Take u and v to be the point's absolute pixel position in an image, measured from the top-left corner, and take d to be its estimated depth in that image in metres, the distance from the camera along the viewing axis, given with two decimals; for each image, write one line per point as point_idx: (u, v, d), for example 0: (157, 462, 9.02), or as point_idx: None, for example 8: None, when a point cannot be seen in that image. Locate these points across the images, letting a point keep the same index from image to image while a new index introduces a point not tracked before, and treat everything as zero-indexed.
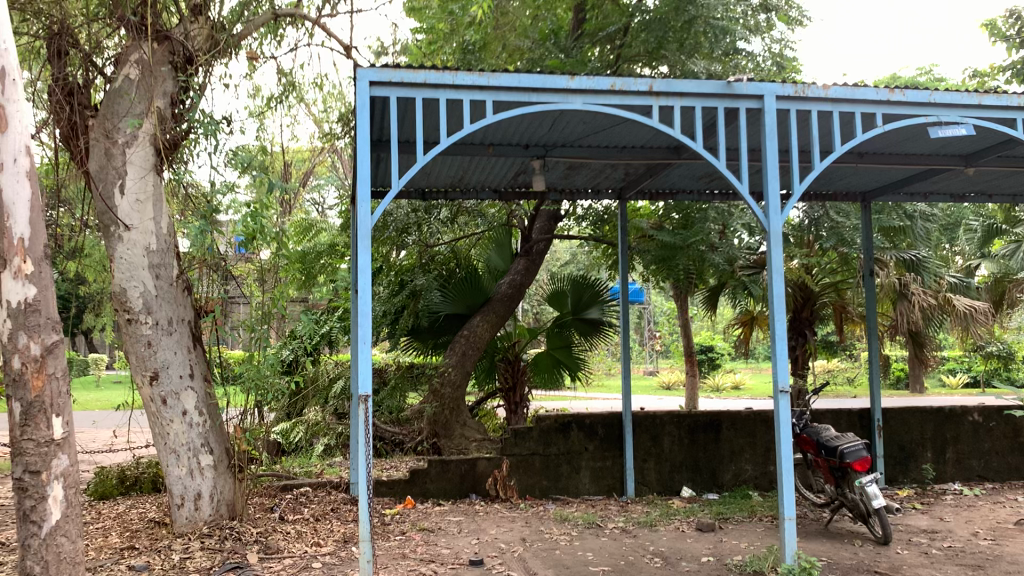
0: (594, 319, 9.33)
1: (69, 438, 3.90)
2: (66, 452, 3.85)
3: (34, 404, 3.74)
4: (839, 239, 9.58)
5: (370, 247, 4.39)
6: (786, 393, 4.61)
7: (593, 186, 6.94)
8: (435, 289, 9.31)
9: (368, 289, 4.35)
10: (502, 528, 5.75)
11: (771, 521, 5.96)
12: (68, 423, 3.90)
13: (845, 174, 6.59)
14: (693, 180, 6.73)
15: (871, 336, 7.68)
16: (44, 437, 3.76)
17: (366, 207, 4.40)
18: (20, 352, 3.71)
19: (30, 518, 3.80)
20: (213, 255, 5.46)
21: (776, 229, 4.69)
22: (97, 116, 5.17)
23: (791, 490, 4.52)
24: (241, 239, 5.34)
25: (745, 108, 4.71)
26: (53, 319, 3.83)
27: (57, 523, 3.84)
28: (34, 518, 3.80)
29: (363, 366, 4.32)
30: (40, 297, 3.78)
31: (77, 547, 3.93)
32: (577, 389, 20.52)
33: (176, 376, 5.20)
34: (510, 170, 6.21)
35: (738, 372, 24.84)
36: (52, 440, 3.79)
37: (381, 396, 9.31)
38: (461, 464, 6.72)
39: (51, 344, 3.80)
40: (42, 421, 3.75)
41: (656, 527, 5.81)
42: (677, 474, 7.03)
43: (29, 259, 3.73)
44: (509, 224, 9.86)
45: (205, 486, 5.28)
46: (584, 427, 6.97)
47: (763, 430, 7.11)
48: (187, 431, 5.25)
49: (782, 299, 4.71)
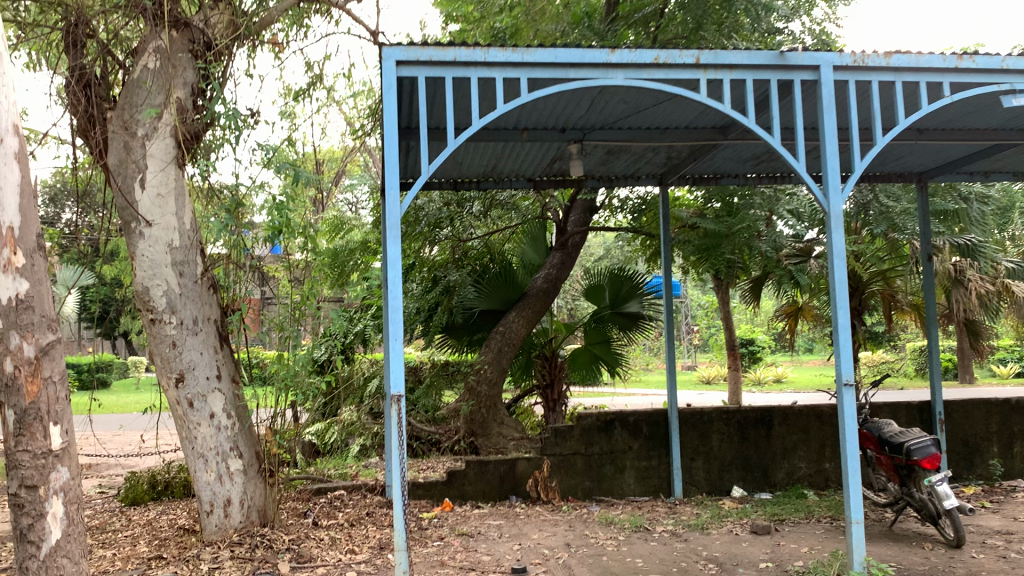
0: (633, 313, 9.02)
1: (69, 448, 3.70)
2: (65, 463, 3.65)
3: (28, 411, 3.53)
4: (890, 224, 9.15)
5: (400, 239, 4.13)
6: (850, 387, 4.27)
7: (633, 173, 6.63)
8: (470, 285, 9.12)
9: (399, 282, 4.09)
10: (544, 533, 5.47)
11: (831, 523, 5.61)
12: (68, 431, 3.69)
13: (901, 153, 6.21)
14: (740, 162, 6.40)
15: (930, 325, 7.26)
16: (41, 448, 3.56)
17: (395, 196, 4.14)
18: (13, 355, 3.51)
19: (28, 538, 3.60)
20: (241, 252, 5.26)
21: (837, 210, 4.35)
22: (115, 108, 4.97)
23: (859, 491, 4.20)
24: (274, 240, 5.20)
25: (800, 80, 4.37)
26: (48, 318, 3.63)
27: (58, 541, 3.63)
28: (33, 536, 3.60)
29: (396, 363, 4.06)
30: (33, 294, 3.58)
31: (82, 566, 3.72)
32: (615, 385, 20.18)
33: (203, 378, 4.99)
34: (546, 156, 5.92)
35: (780, 365, 24.29)
36: (49, 451, 3.58)
37: (417, 395, 9.09)
38: (500, 465, 6.45)
39: (46, 345, 3.60)
40: (39, 430, 3.55)
41: (708, 531, 5.49)
42: (727, 473, 6.70)
43: (20, 251, 3.53)
44: (543, 217, 9.62)
45: (235, 491, 5.06)
46: (627, 425, 6.66)
47: (817, 426, 6.75)
48: (215, 435, 5.03)
49: (844, 284, 4.36)
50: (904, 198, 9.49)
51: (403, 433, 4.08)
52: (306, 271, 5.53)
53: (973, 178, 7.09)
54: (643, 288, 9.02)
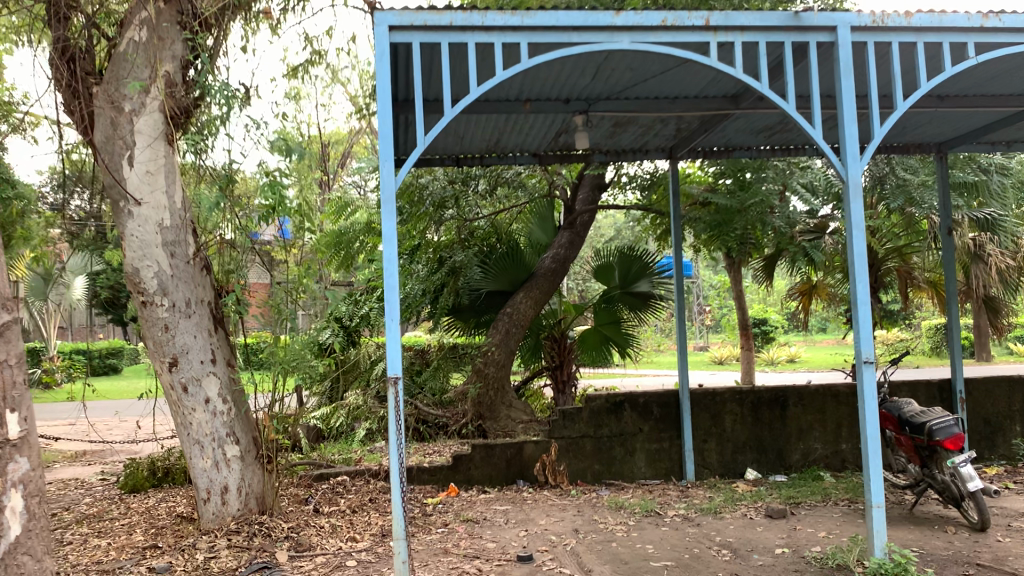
0: (643, 293, 8.78)
1: (30, 437, 3.34)
2: (24, 453, 3.29)
3: None
4: (907, 198, 8.90)
5: (395, 214, 3.93)
6: (870, 364, 4.07)
7: (641, 147, 6.41)
8: (475, 265, 8.93)
9: (395, 259, 3.89)
10: (552, 518, 5.30)
11: (849, 506, 5.41)
12: (28, 419, 3.34)
13: (921, 121, 5.96)
14: (752, 134, 6.17)
15: (950, 301, 7.03)
16: None
17: (390, 168, 3.93)
18: None
19: None
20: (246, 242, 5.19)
21: (856, 179, 4.13)
22: (101, 83, 4.79)
23: (880, 473, 4.00)
24: (283, 224, 5.14)
25: (815, 42, 4.14)
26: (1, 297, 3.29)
27: (17, 538, 3.28)
28: None
29: (391, 344, 3.87)
30: None
31: (45, 565, 3.36)
32: (626, 367, 20.01)
33: (197, 361, 4.83)
34: (550, 129, 5.71)
35: (794, 345, 24.03)
36: (6, 441, 3.23)
37: (424, 378, 8.94)
38: (507, 449, 6.29)
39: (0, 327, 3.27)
40: None
41: (721, 515, 5.31)
42: (741, 455, 6.51)
43: None
44: (550, 196, 9.43)
45: (232, 479, 4.92)
46: (637, 407, 6.48)
47: (833, 406, 6.55)
48: (210, 421, 4.87)
49: (863, 257, 4.14)
50: (921, 171, 9.22)
51: (401, 417, 3.90)
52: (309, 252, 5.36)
53: (994, 148, 6.82)
54: (653, 266, 8.79)
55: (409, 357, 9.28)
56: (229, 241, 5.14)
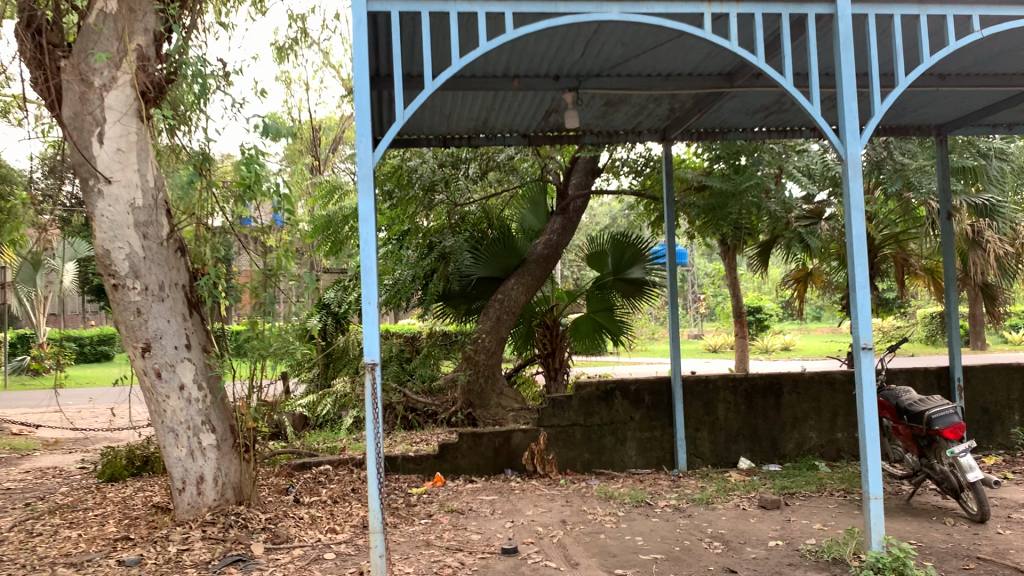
0: (637, 279, 8.59)
1: None
2: None
3: None
4: (905, 182, 8.74)
5: (373, 193, 3.75)
6: (869, 350, 3.91)
7: (633, 128, 6.23)
8: (466, 251, 8.72)
9: (371, 240, 3.71)
10: (539, 509, 5.15)
11: (845, 497, 5.27)
12: None
13: (921, 101, 5.80)
14: (748, 114, 6.00)
15: (949, 288, 6.86)
16: None
17: (367, 143, 3.73)
18: None
19: None
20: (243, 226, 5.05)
21: (855, 158, 3.96)
22: (70, 57, 4.58)
23: (877, 464, 3.86)
24: (276, 211, 4.95)
25: (814, 15, 3.96)
26: None
27: None
28: None
29: (367, 328, 3.68)
30: None
31: None
32: (619, 355, 19.88)
33: (171, 347, 4.65)
34: (538, 107, 5.52)
35: (789, 334, 23.90)
36: None
37: (413, 365, 8.80)
38: (495, 437, 6.13)
39: None
40: None
41: (713, 505, 5.17)
42: (734, 444, 6.36)
43: None
44: (543, 181, 9.19)
45: (208, 468, 4.76)
46: (628, 395, 6.32)
47: (829, 395, 6.40)
48: (185, 409, 4.71)
49: (862, 239, 3.98)
50: (919, 156, 9.07)
51: (379, 405, 3.73)
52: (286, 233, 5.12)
53: (996, 130, 6.64)
54: (648, 253, 8.62)
55: (398, 344, 9.12)
56: (219, 228, 5.03)
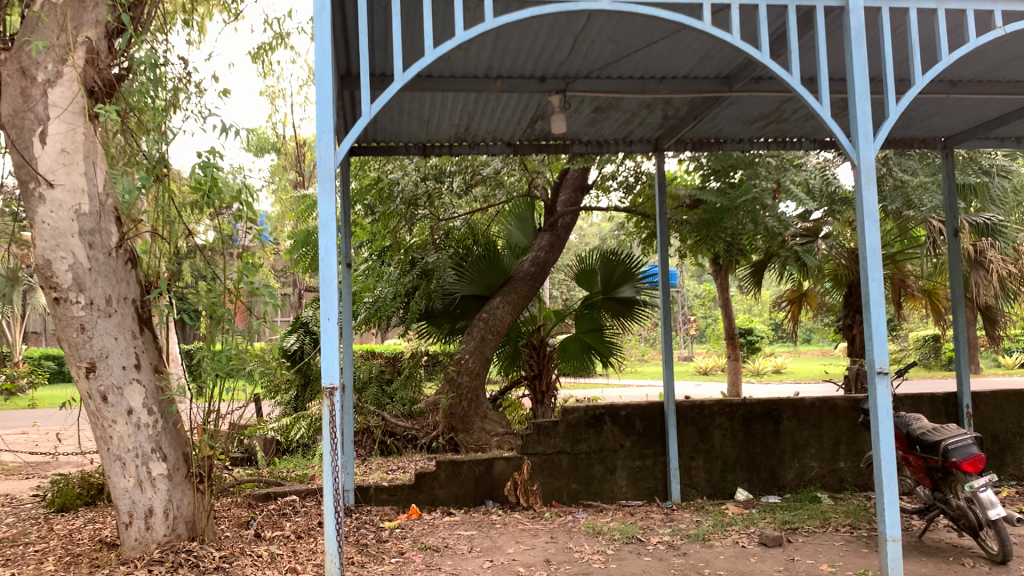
0: (627, 299, 8.26)
1: None
2: None
3: None
4: (905, 199, 8.46)
5: (336, 195, 3.35)
6: (885, 375, 3.55)
7: (624, 137, 5.90)
8: (450, 268, 8.35)
9: (333, 247, 3.31)
10: (521, 546, 4.74)
11: (851, 533, 4.89)
12: None
13: (929, 110, 5.48)
14: (745, 123, 5.68)
15: (956, 308, 6.49)
16: None
17: (329, 140, 3.35)
18: None
19: None
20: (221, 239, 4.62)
21: (867, 164, 3.62)
22: (11, 51, 4.20)
23: (894, 500, 3.49)
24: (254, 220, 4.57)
25: (823, 7, 3.63)
26: None
27: None
28: None
29: (326, 346, 3.29)
30: None
31: None
32: (608, 377, 19.46)
33: (118, 367, 4.25)
34: (524, 112, 5.17)
35: (780, 356, 23.52)
36: None
37: (394, 387, 8.40)
38: (475, 466, 5.73)
39: None
40: None
41: (710, 542, 4.77)
42: (730, 473, 5.98)
43: None
44: (530, 196, 8.83)
45: (158, 501, 4.33)
46: (618, 420, 5.93)
47: (831, 422, 6.02)
48: (133, 435, 4.29)
49: (875, 252, 3.62)
50: (919, 172, 8.80)
51: (340, 434, 3.33)
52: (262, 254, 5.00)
53: (1004, 143, 6.33)
54: (638, 271, 8.27)
55: (378, 365, 8.68)
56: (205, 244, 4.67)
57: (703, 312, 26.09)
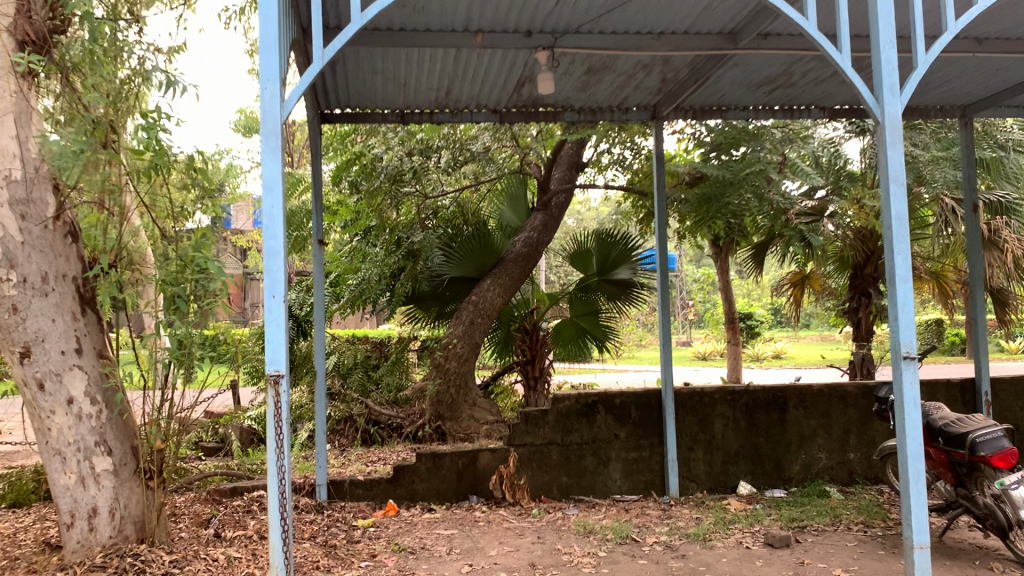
0: (623, 281, 7.83)
1: None
2: None
3: None
4: (916, 175, 8.03)
5: (281, 154, 2.93)
6: (914, 360, 3.13)
7: (620, 104, 5.47)
8: (437, 248, 7.91)
9: (277, 214, 2.88)
10: (505, 548, 4.34)
11: (865, 533, 4.49)
12: None
13: (951, 73, 5.06)
14: (750, 87, 5.25)
15: (974, 289, 6.06)
16: None
17: (275, 90, 2.91)
18: None
19: None
20: (173, 215, 4.16)
21: (893, 119, 3.20)
22: None
23: (922, 504, 3.09)
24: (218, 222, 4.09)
25: None
26: None
27: None
28: None
29: (272, 329, 2.85)
30: None
31: None
32: (606, 364, 19.05)
33: (56, 353, 3.82)
34: (509, 73, 4.75)
35: (780, 342, 23.10)
36: None
37: (380, 372, 7.99)
38: (458, 458, 5.33)
39: None
40: None
41: (711, 543, 4.37)
42: (732, 466, 5.58)
43: None
44: (522, 173, 8.42)
45: (103, 500, 3.93)
46: (612, 409, 5.52)
47: (839, 410, 5.62)
48: (74, 427, 3.86)
49: (901, 219, 3.21)
50: (931, 147, 8.38)
51: (285, 430, 2.93)
52: (220, 231, 4.63)
53: None
54: (637, 252, 7.84)
55: (364, 350, 8.20)
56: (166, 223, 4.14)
57: (702, 297, 25.66)
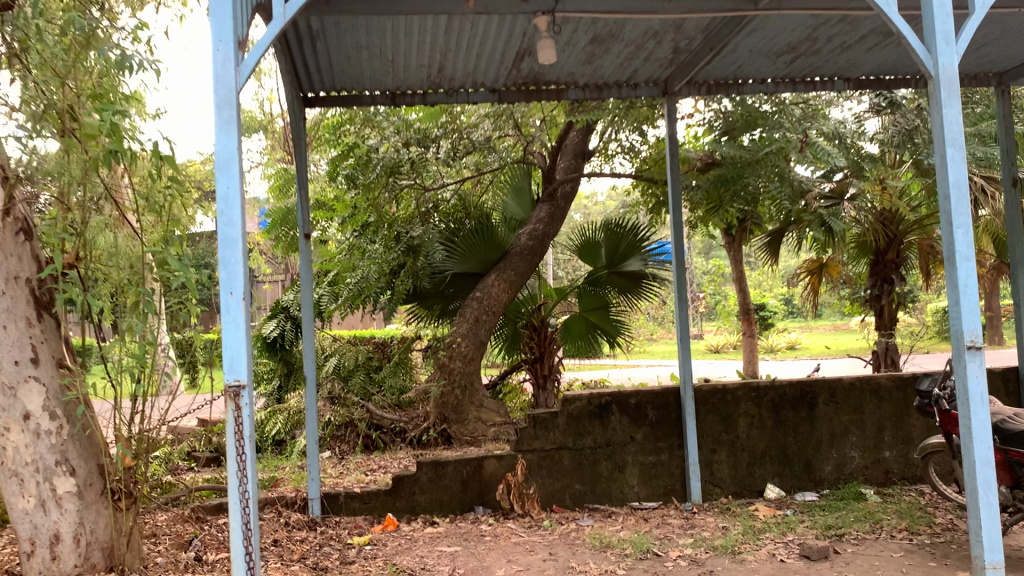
0: (635, 272, 7.42)
1: None
2: None
3: None
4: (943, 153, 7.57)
5: (238, 127, 2.57)
6: (978, 349, 2.84)
7: (628, 79, 5.07)
8: (439, 244, 7.52)
9: (235, 195, 2.52)
10: (514, 567, 3.94)
11: (911, 541, 4.07)
12: None
13: (1001, 33, 4.62)
14: (770, 56, 4.83)
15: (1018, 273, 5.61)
16: None
17: (228, 51, 2.54)
18: None
19: None
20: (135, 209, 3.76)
21: (949, 70, 2.88)
22: None
23: (994, 514, 2.81)
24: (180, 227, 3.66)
25: None
26: None
27: None
28: None
29: (233, 334, 2.49)
30: None
31: None
32: (617, 360, 18.64)
33: (8, 363, 3.44)
34: (506, 45, 4.35)
35: (794, 333, 22.60)
36: None
37: (382, 374, 7.61)
38: (462, 467, 4.95)
39: None
40: None
41: (741, 556, 3.96)
42: (758, 468, 5.17)
43: None
44: (526, 163, 7.98)
45: (66, 525, 3.55)
46: (628, 410, 5.10)
47: (873, 405, 5.20)
48: (32, 446, 3.47)
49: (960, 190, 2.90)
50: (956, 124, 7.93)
51: (248, 451, 2.54)
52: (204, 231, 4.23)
53: None
54: (646, 244, 7.43)
55: (366, 351, 7.83)
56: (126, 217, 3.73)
57: (714, 289, 25.20)
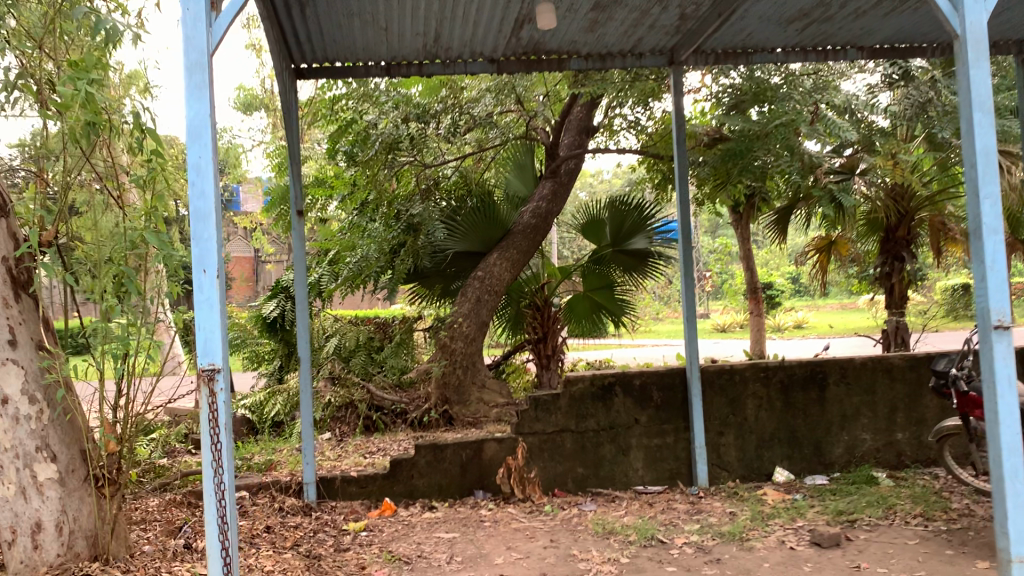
0: (639, 251, 7.22)
1: None
2: None
3: None
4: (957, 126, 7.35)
5: (210, 93, 2.46)
6: (1005, 327, 2.67)
7: (633, 49, 4.88)
8: (439, 222, 7.31)
9: (207, 165, 2.41)
10: (514, 555, 3.80)
11: (927, 527, 3.92)
12: None
13: None
14: (780, 24, 4.63)
15: None
16: None
17: (199, 10, 2.43)
18: None
19: None
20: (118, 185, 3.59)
21: (976, 27, 2.71)
22: None
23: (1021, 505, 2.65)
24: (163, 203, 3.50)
25: None
26: None
27: None
28: None
29: (206, 311, 2.39)
30: None
31: None
32: (623, 340, 18.52)
33: None
34: (504, 12, 4.18)
35: (800, 312, 22.42)
36: None
37: (383, 354, 7.47)
38: (461, 450, 4.82)
39: None
40: None
41: (749, 543, 3.82)
42: (767, 450, 5.02)
43: None
44: (529, 139, 7.77)
45: (48, 512, 3.41)
46: (632, 391, 4.94)
47: (886, 386, 5.03)
48: (11, 431, 3.33)
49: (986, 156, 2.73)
50: None
51: (223, 440, 2.42)
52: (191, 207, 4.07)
53: None
54: (651, 222, 7.22)
55: (367, 331, 7.69)
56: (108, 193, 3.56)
57: (720, 268, 25.02)
